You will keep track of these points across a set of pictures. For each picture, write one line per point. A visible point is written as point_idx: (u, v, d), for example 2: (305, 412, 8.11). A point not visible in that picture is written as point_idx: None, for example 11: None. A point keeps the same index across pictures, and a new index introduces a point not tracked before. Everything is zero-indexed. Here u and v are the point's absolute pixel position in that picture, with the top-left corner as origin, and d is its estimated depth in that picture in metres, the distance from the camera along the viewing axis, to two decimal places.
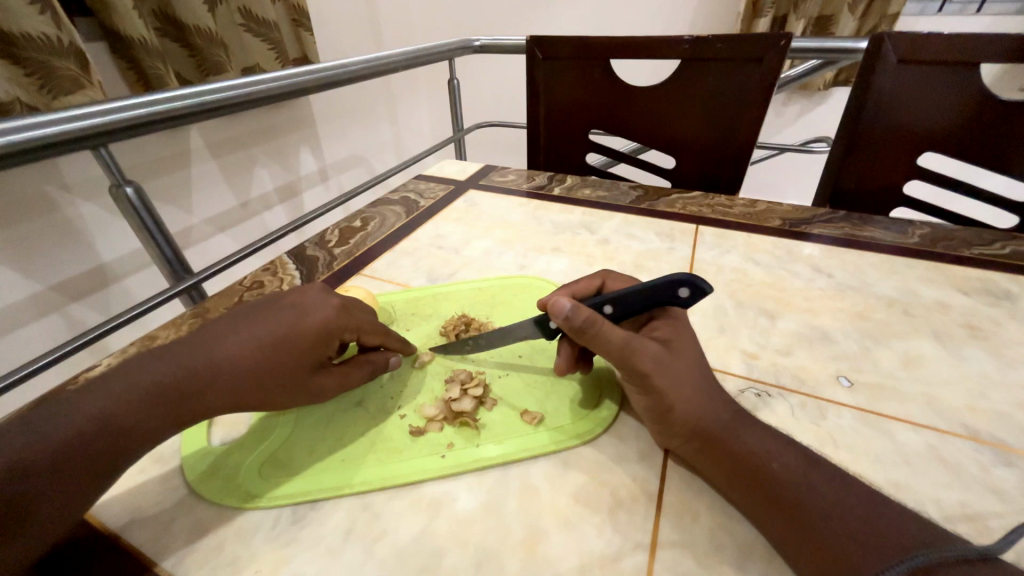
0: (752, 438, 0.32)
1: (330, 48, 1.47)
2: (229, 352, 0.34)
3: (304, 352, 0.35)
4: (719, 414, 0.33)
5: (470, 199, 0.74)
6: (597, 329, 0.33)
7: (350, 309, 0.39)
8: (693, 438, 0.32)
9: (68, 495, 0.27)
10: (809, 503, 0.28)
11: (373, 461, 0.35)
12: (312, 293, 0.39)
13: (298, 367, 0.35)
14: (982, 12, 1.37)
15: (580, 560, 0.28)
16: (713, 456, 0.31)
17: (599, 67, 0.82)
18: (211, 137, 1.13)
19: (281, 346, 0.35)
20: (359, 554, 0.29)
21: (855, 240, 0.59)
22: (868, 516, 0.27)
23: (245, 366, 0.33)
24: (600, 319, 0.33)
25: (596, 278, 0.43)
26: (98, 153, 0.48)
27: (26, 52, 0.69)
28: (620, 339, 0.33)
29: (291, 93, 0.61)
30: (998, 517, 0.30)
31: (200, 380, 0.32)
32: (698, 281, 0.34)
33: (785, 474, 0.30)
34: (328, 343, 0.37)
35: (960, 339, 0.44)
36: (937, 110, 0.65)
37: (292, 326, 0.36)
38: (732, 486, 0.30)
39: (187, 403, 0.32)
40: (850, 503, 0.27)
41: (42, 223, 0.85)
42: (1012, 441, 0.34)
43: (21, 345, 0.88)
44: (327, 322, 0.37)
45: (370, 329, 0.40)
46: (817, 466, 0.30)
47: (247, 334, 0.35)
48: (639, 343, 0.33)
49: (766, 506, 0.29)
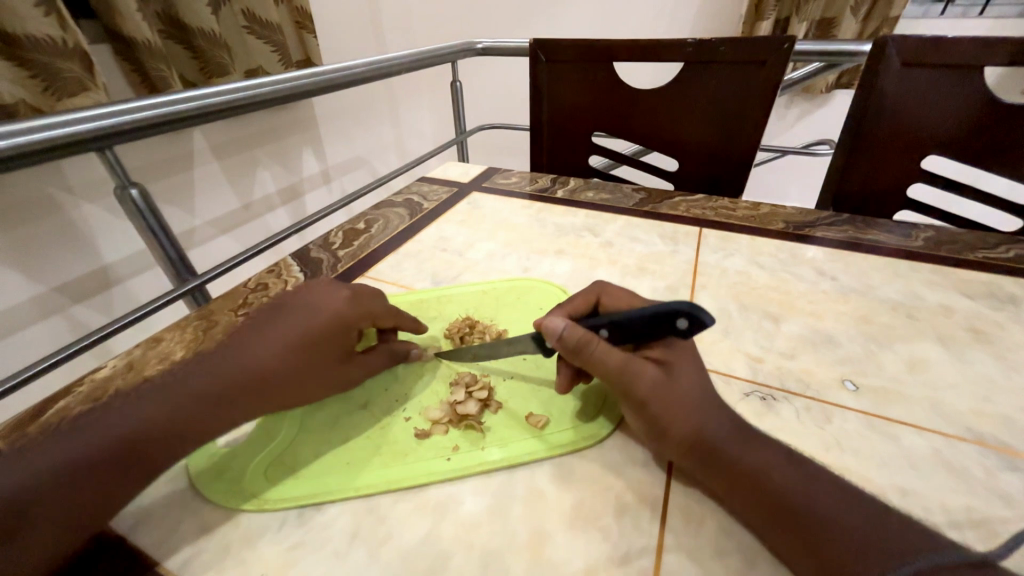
0: (752, 451, 0.31)
1: (332, 49, 1.48)
2: (254, 350, 0.36)
3: (320, 343, 0.37)
4: (718, 426, 0.32)
5: (474, 201, 0.75)
6: (590, 350, 0.34)
7: (361, 298, 0.41)
8: (691, 451, 0.32)
9: (108, 493, 0.29)
10: (808, 516, 0.27)
11: (375, 467, 0.35)
12: (323, 288, 0.41)
13: (318, 359, 0.37)
14: (984, 15, 1.37)
15: (585, 563, 0.28)
16: (711, 469, 0.31)
17: (601, 70, 0.82)
18: (214, 139, 1.13)
19: (302, 341, 0.36)
20: (365, 556, 0.29)
21: (858, 243, 0.59)
22: (867, 532, 0.26)
23: (268, 360, 0.35)
24: (592, 341, 0.34)
25: (592, 292, 0.42)
26: (104, 154, 0.48)
27: (32, 55, 0.69)
28: (614, 361, 0.34)
29: (295, 95, 0.61)
30: (1005, 522, 0.29)
31: (228, 377, 0.34)
32: (698, 315, 0.32)
33: (784, 488, 0.29)
34: (345, 334, 0.39)
35: (965, 343, 0.44)
36: (940, 113, 0.65)
37: (309, 322, 0.38)
38: (733, 499, 0.30)
39: (217, 399, 0.33)
40: (850, 517, 0.27)
41: (46, 225, 0.86)
42: (1017, 445, 0.34)
43: (24, 346, 0.89)
44: (343, 315, 0.39)
45: (383, 314, 0.42)
46: (819, 478, 0.29)
47: (270, 332, 0.37)
48: (635, 367, 0.34)
49: (765, 520, 0.28)
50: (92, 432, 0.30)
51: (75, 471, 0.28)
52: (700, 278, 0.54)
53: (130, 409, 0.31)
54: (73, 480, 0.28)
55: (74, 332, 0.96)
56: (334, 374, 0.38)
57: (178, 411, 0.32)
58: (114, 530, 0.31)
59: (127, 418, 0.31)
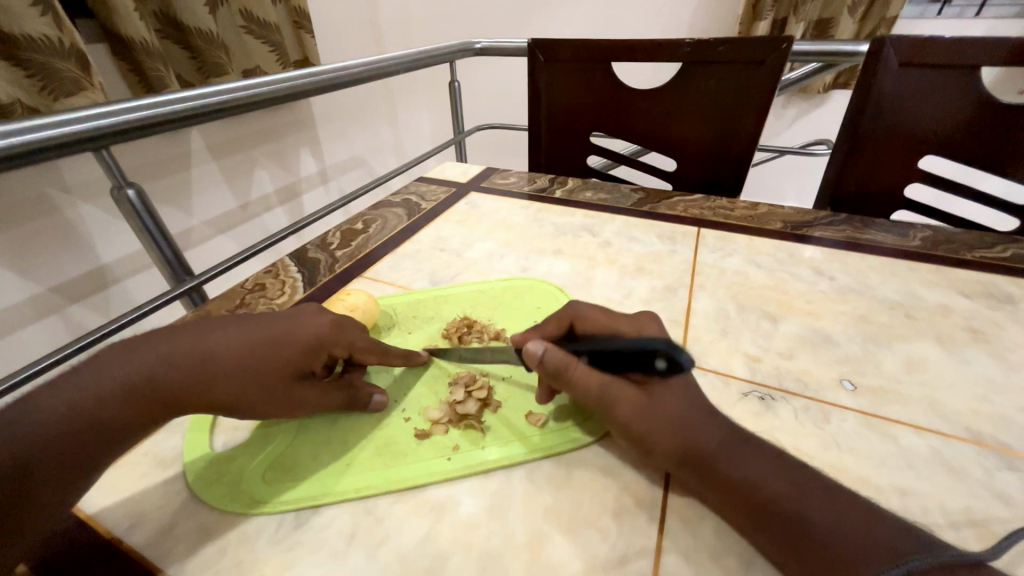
0: (744, 459, 0.30)
1: (331, 49, 1.47)
2: (215, 351, 0.34)
3: (289, 359, 0.35)
4: (708, 437, 0.31)
5: (472, 201, 0.75)
6: (570, 374, 0.35)
7: (342, 327, 0.39)
8: (683, 463, 0.31)
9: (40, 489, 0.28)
10: (803, 526, 0.27)
11: (367, 474, 0.34)
12: (306, 309, 0.39)
13: (280, 374, 0.35)
14: (981, 16, 1.38)
15: (583, 564, 0.28)
16: (704, 480, 0.30)
17: (600, 70, 0.82)
18: (212, 139, 1.13)
19: (268, 350, 0.35)
20: (363, 557, 0.29)
21: (856, 242, 0.59)
22: (862, 542, 0.26)
23: (232, 367, 0.33)
24: (573, 365, 0.34)
25: (566, 316, 0.41)
26: (99, 154, 0.48)
27: (27, 54, 0.69)
28: (595, 385, 0.34)
29: (291, 95, 0.61)
30: (1003, 522, 0.30)
31: (182, 377, 0.32)
32: (675, 353, 0.29)
33: (776, 498, 0.28)
34: (314, 356, 0.37)
35: (962, 342, 0.44)
36: (937, 113, 0.65)
37: (282, 331, 0.36)
38: (728, 509, 0.29)
39: (167, 401, 0.32)
40: (845, 525, 0.26)
41: (42, 225, 0.85)
42: (1015, 444, 0.34)
43: (20, 347, 0.88)
44: (317, 335, 0.37)
45: (364, 349, 0.40)
46: (814, 483, 0.29)
47: (238, 331, 0.35)
48: (616, 391, 0.34)
49: (761, 532, 0.28)
50: (38, 425, 0.28)
51: (18, 472, 0.27)
52: (698, 278, 0.54)
53: (79, 398, 0.30)
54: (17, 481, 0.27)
55: (71, 333, 0.96)
56: (296, 391, 0.36)
57: (137, 411, 0.31)
58: (93, 523, 0.31)
59: (79, 409, 0.30)
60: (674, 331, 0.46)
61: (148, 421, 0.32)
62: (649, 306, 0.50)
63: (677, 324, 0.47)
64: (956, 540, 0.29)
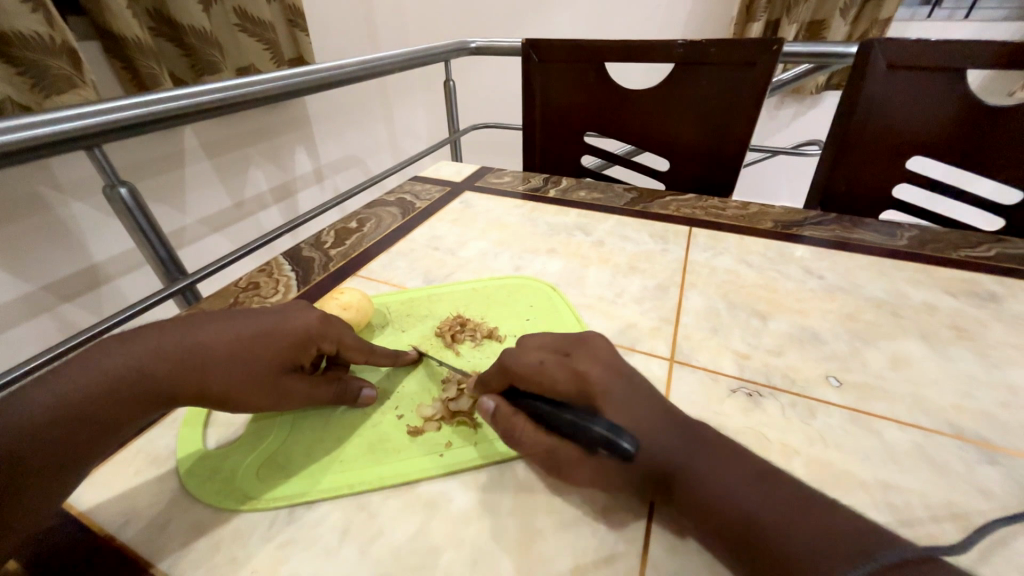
0: (705, 466, 0.30)
1: (324, 48, 1.47)
2: (202, 343, 0.34)
3: (279, 351, 0.36)
4: (667, 443, 0.31)
5: (466, 200, 0.75)
6: (514, 436, 0.33)
7: (331, 322, 0.39)
8: (647, 479, 0.31)
9: (28, 484, 0.27)
10: (759, 530, 0.27)
11: (355, 473, 0.34)
12: (295, 304, 0.40)
13: (269, 367, 0.35)
14: (970, 18, 1.40)
15: (573, 560, 0.29)
16: (668, 489, 0.30)
17: (594, 70, 0.83)
18: (205, 137, 1.12)
19: (257, 343, 0.35)
20: (356, 553, 0.30)
21: (844, 241, 0.60)
22: (811, 553, 0.25)
23: (219, 359, 0.34)
24: (518, 426, 0.33)
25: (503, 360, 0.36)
26: (92, 152, 0.48)
27: (18, 51, 0.68)
28: (542, 447, 0.32)
29: (285, 94, 0.60)
30: (983, 514, 0.30)
31: (167, 369, 0.33)
32: (618, 446, 0.29)
33: (733, 501, 0.28)
34: (304, 349, 0.37)
35: (947, 340, 0.45)
36: (924, 116, 0.67)
37: (271, 325, 0.36)
38: (691, 520, 0.29)
39: (155, 393, 0.32)
40: (796, 531, 0.26)
41: (33, 223, 0.85)
42: (996, 439, 0.35)
43: (11, 347, 0.87)
44: (307, 327, 0.37)
45: (353, 346, 0.40)
46: (780, 486, 0.28)
47: (224, 326, 0.35)
48: (561, 454, 0.32)
49: (722, 542, 0.28)
50: (29, 417, 0.29)
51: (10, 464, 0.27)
52: (688, 277, 0.55)
53: (69, 392, 0.30)
54: (10, 473, 0.27)
55: (63, 332, 0.95)
56: (286, 385, 0.36)
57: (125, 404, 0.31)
58: (86, 522, 0.31)
59: (67, 401, 0.30)
60: (665, 329, 0.47)
61: (137, 412, 0.32)
62: (641, 305, 0.51)
63: (668, 323, 0.48)
64: (936, 532, 0.29)
